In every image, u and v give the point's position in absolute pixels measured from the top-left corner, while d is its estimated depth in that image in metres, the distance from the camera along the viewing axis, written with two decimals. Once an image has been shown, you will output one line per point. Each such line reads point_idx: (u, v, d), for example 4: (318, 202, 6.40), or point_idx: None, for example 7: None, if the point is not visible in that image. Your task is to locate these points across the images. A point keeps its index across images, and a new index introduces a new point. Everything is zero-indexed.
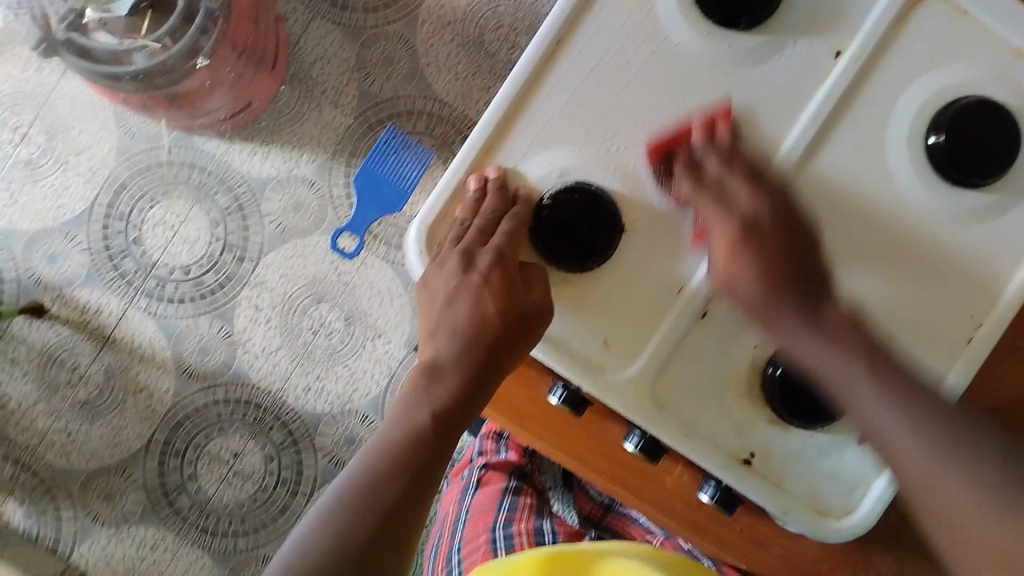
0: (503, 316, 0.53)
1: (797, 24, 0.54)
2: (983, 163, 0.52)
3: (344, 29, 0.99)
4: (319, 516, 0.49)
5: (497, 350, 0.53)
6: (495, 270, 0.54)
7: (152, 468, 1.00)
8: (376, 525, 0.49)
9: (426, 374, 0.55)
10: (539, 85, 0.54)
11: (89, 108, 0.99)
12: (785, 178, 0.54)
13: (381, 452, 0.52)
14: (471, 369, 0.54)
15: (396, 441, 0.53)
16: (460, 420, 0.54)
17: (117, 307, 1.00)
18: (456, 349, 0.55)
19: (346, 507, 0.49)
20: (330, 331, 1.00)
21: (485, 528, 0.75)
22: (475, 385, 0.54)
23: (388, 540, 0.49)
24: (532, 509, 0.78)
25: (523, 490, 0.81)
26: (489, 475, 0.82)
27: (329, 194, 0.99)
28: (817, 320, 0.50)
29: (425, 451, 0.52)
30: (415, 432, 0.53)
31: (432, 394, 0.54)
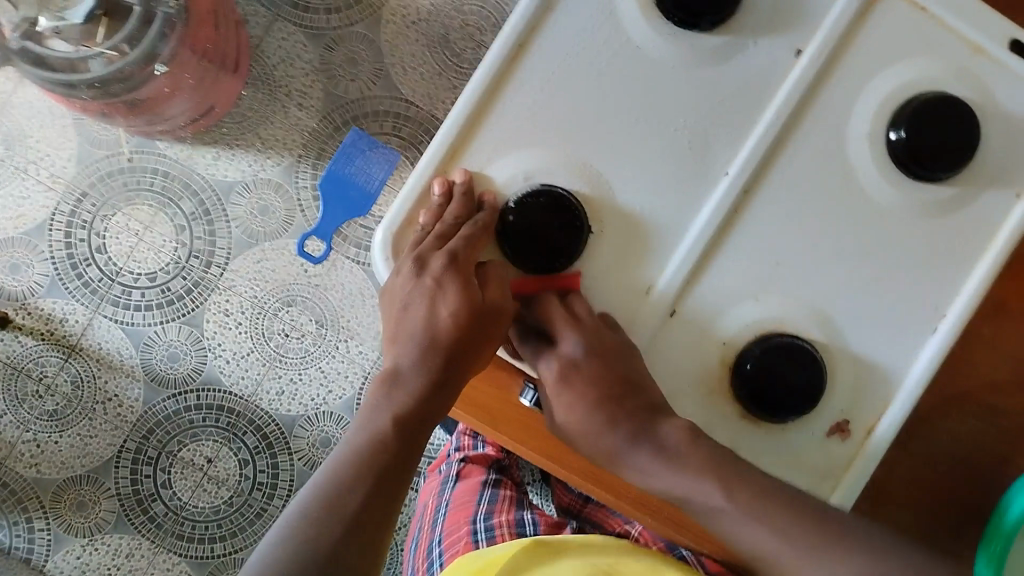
0: (464, 319, 0.53)
1: (757, 25, 0.55)
2: (934, 161, 0.53)
3: (306, 30, 0.98)
4: (288, 524, 0.49)
5: (457, 353, 0.54)
6: (450, 276, 0.54)
7: (124, 476, 0.99)
8: (345, 529, 0.49)
9: (387, 381, 0.55)
10: (503, 89, 0.55)
11: (47, 116, 0.98)
12: (749, 175, 0.55)
13: (346, 460, 0.52)
14: (429, 374, 0.55)
15: (360, 448, 0.53)
16: (424, 423, 0.55)
17: (82, 315, 0.98)
18: (416, 352, 0.55)
19: (315, 514, 0.49)
20: (302, 334, 1.00)
21: (464, 520, 0.77)
22: (436, 390, 0.55)
23: (361, 543, 0.49)
24: (511, 500, 0.79)
25: (503, 483, 0.82)
26: (468, 469, 0.83)
27: (297, 197, 0.99)
28: (663, 447, 0.53)
29: (389, 456, 0.53)
30: (378, 437, 0.53)
31: (394, 399, 0.55)
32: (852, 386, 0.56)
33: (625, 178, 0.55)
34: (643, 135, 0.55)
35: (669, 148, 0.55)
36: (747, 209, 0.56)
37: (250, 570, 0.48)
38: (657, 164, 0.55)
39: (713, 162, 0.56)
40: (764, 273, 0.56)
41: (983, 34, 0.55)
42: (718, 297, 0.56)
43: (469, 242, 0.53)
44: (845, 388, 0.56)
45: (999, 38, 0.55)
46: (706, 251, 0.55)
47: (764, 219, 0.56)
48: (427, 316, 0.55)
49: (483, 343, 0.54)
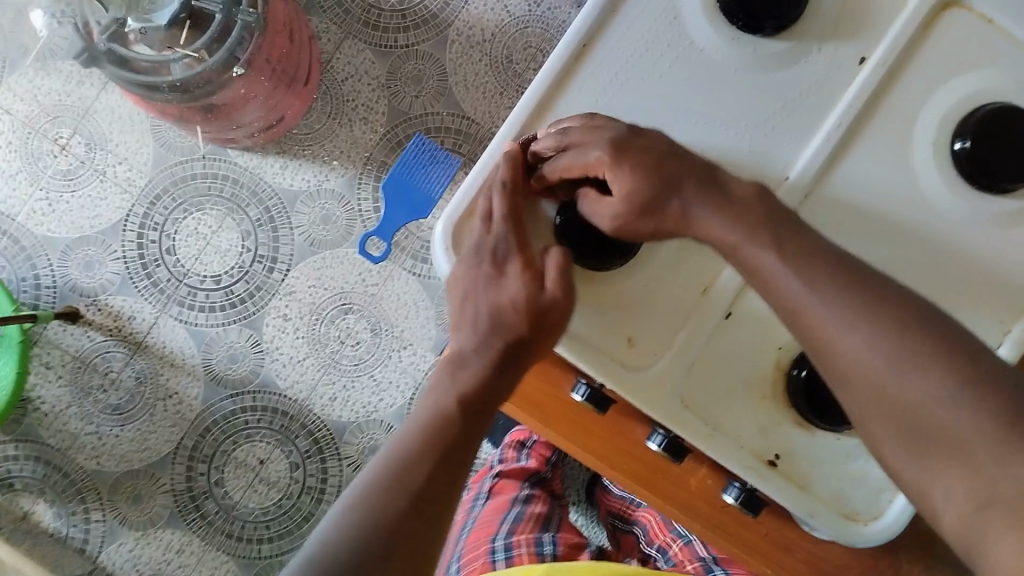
0: (524, 311, 0.52)
1: (824, 26, 0.53)
2: (1001, 166, 0.50)
3: (375, 47, 1.02)
4: (354, 497, 0.50)
5: (522, 347, 0.53)
6: (513, 258, 0.53)
7: (179, 472, 1.02)
8: (408, 508, 0.50)
9: (453, 362, 0.55)
10: (566, 90, 0.54)
11: (128, 122, 1.02)
12: (811, 181, 0.53)
13: (410, 438, 0.53)
14: (493, 358, 0.54)
15: (422, 429, 0.53)
16: (489, 405, 0.54)
17: (149, 314, 1.02)
18: (478, 340, 0.54)
19: (378, 490, 0.50)
20: (357, 341, 1.02)
21: (486, 539, 0.77)
22: (499, 374, 0.54)
23: (422, 517, 0.50)
24: (535, 521, 0.80)
25: (533, 499, 0.83)
26: (503, 483, 0.85)
27: (358, 207, 1.02)
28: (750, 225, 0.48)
29: (453, 435, 0.53)
30: (440, 419, 0.53)
31: (456, 382, 0.54)
32: None
33: None
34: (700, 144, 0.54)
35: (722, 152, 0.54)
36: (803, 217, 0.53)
37: (316, 541, 0.49)
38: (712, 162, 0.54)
39: (771, 162, 0.54)
40: None
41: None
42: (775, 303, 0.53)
43: (522, 230, 0.53)
44: None
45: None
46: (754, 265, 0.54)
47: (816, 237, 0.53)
48: (491, 302, 0.53)
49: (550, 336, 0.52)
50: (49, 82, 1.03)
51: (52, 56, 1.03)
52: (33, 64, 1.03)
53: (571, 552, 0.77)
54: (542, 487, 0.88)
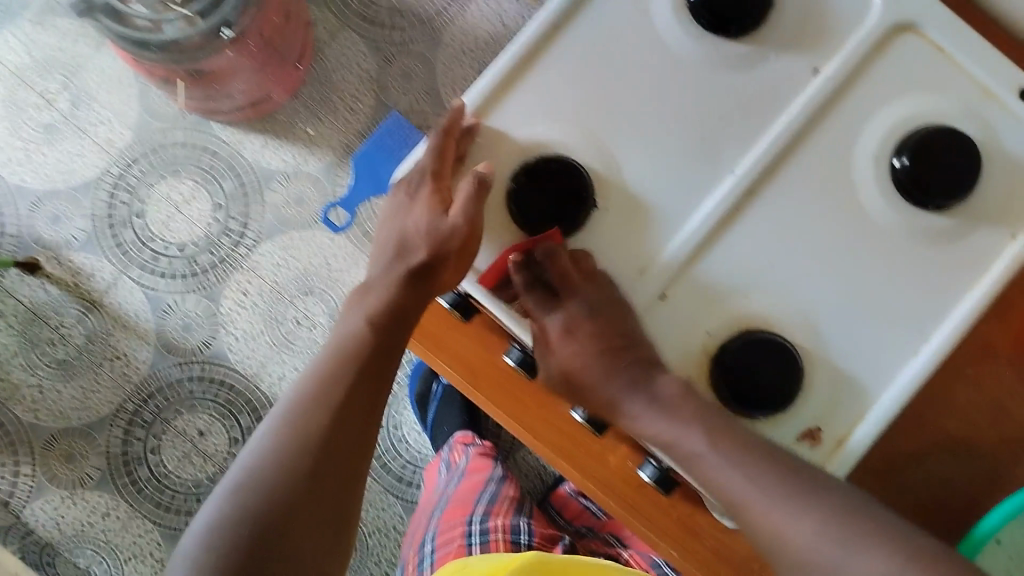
0: (427, 233, 0.54)
1: (780, 37, 0.54)
2: (935, 183, 0.52)
3: (368, 42, 1.04)
4: (282, 413, 0.52)
5: (426, 270, 0.55)
6: (428, 187, 0.54)
7: (116, 435, 1.01)
8: (335, 417, 0.52)
9: (360, 294, 0.58)
10: (534, 68, 0.54)
11: (117, 83, 1.04)
12: (754, 178, 0.54)
13: (328, 359, 0.55)
14: (396, 282, 0.56)
15: (342, 347, 0.56)
16: (400, 328, 0.56)
17: (109, 274, 1.02)
18: (387, 264, 0.58)
19: (303, 407, 0.52)
20: (313, 324, 1.02)
21: (461, 519, 0.79)
22: (406, 296, 0.56)
23: (345, 429, 0.52)
24: (510, 504, 0.83)
25: (506, 481, 0.87)
26: (476, 464, 0.88)
27: (333, 193, 1.03)
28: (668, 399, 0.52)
29: (366, 353, 0.55)
30: (355, 339, 0.56)
31: (365, 308, 0.57)
32: (830, 395, 0.53)
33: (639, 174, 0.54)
34: (652, 135, 0.54)
35: (677, 144, 0.54)
36: (747, 212, 0.54)
37: (247, 458, 0.51)
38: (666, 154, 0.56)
39: (721, 162, 0.54)
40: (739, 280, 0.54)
41: (987, 80, 0.54)
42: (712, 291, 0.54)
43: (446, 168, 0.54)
44: (818, 400, 0.53)
45: (1004, 84, 0.54)
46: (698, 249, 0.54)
47: (755, 238, 0.54)
48: (401, 227, 0.57)
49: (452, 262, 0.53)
50: (43, 36, 1.04)
51: (49, 12, 1.04)
52: (30, 17, 1.04)
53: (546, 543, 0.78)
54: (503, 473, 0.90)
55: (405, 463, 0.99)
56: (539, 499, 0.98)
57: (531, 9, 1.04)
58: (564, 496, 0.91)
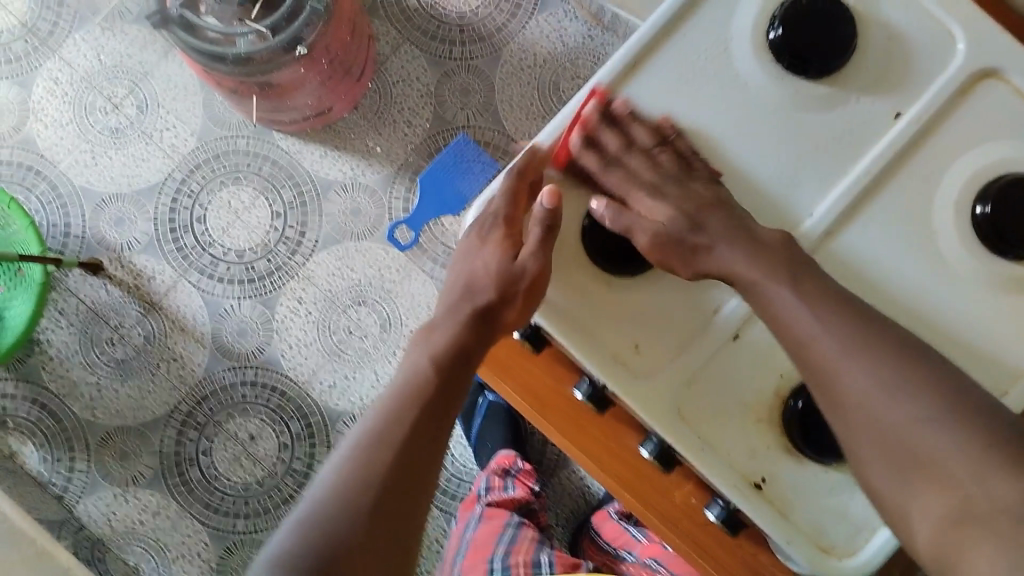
0: (495, 275, 0.55)
1: (865, 77, 0.56)
2: (1011, 232, 0.52)
3: (428, 56, 1.05)
4: (343, 455, 0.50)
5: (491, 310, 0.56)
6: (496, 231, 0.57)
7: (169, 436, 1.03)
8: (399, 460, 0.50)
9: (423, 332, 0.57)
10: (612, 104, 0.57)
11: (183, 90, 1.06)
12: (834, 220, 0.55)
13: (391, 400, 0.53)
14: (463, 320, 0.56)
15: (404, 386, 0.53)
16: (466, 367, 0.55)
17: (169, 277, 1.04)
18: (452, 304, 0.58)
19: (366, 450, 0.50)
20: (364, 334, 1.03)
21: (484, 559, 0.79)
22: (472, 338, 0.55)
23: (410, 472, 0.50)
24: (531, 542, 0.82)
25: (526, 524, 0.85)
26: (493, 510, 0.87)
27: (389, 205, 1.04)
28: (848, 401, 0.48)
29: (431, 392, 0.53)
30: (417, 379, 0.53)
31: (429, 343, 0.55)
32: None
33: None
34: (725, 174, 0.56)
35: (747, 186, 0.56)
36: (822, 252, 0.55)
37: (306, 507, 0.48)
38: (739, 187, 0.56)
39: (799, 199, 0.55)
40: None
41: None
42: None
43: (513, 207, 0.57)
44: None
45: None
46: None
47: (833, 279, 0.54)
48: (469, 268, 0.58)
49: (518, 301, 0.54)
50: (113, 42, 1.07)
51: (121, 18, 1.07)
52: (101, 23, 1.07)
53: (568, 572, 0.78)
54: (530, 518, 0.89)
55: (449, 477, 1.00)
56: (582, 519, 0.98)
57: (591, 29, 1.05)
58: (605, 518, 0.90)
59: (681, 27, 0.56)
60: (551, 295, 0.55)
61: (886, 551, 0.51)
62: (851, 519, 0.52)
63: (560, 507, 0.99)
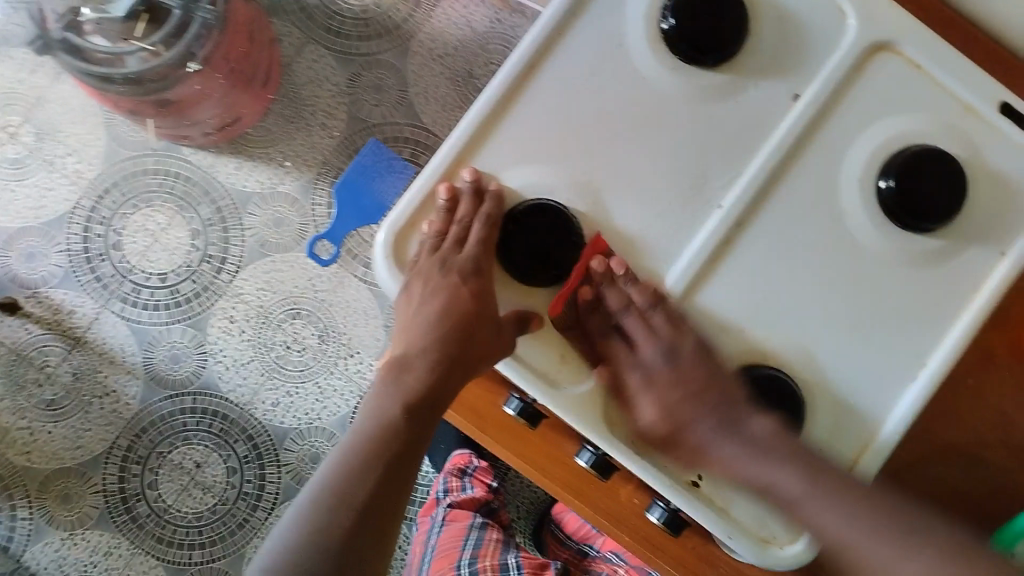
0: (464, 320, 0.54)
1: (759, 62, 0.57)
2: (924, 207, 0.54)
3: (336, 54, 1.02)
4: (302, 509, 0.51)
5: (461, 358, 0.54)
6: (469, 281, 0.56)
7: (112, 473, 0.99)
8: (357, 519, 0.50)
9: (396, 367, 0.56)
10: (513, 109, 0.56)
11: (81, 113, 1.01)
12: (741, 211, 0.56)
13: (357, 448, 0.53)
14: (434, 362, 0.55)
15: (371, 433, 0.53)
16: (434, 412, 0.55)
17: (91, 310, 1.00)
18: (423, 341, 0.56)
19: (325, 506, 0.50)
20: (303, 347, 1.01)
21: (451, 566, 0.79)
22: (439, 383, 0.55)
23: (367, 531, 0.50)
24: (497, 545, 0.82)
25: (489, 525, 0.84)
26: (455, 512, 0.86)
27: (312, 212, 1.01)
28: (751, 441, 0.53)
29: (397, 441, 0.53)
30: (386, 428, 0.53)
31: (400, 384, 0.55)
32: (826, 428, 0.56)
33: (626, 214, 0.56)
34: (630, 171, 0.56)
35: (657, 184, 0.56)
36: (737, 243, 0.56)
37: (262, 563, 0.49)
38: (648, 182, 0.56)
39: (708, 195, 0.56)
40: (737, 310, 0.56)
41: (975, 97, 0.56)
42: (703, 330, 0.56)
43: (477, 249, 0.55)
44: (822, 423, 0.56)
45: (983, 106, 0.56)
46: (694, 278, 0.56)
47: (748, 265, 0.56)
48: (432, 305, 0.56)
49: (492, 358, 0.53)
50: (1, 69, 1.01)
51: (6, 43, 1.01)
52: None
53: (536, 572, 0.79)
54: (493, 518, 0.89)
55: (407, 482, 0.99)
56: (541, 509, 0.98)
57: (500, 11, 1.02)
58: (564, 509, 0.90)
59: (573, 24, 0.56)
60: (522, 348, 0.55)
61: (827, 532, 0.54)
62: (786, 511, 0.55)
63: (519, 499, 0.99)
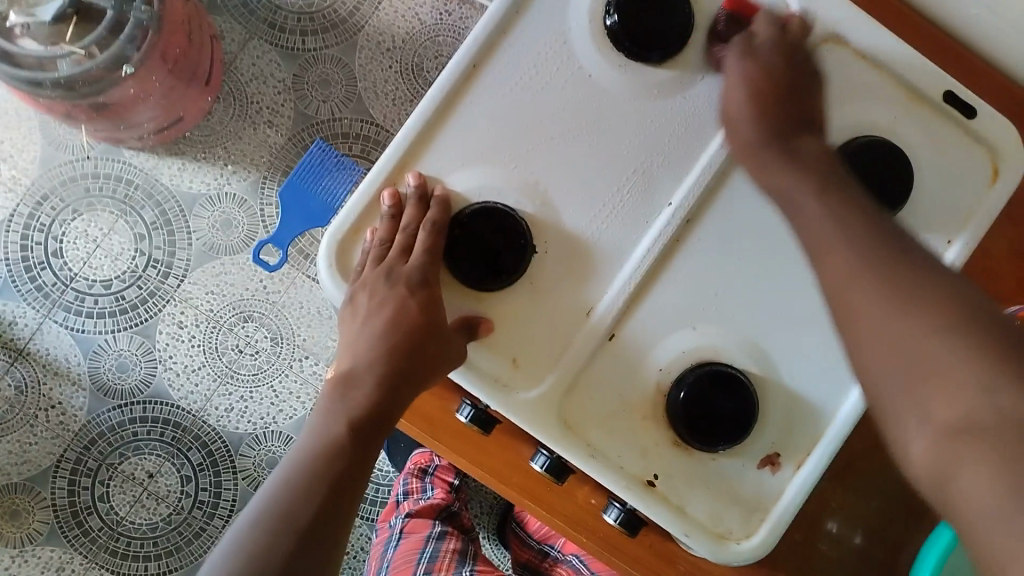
0: (412, 334, 0.53)
1: (706, 56, 0.56)
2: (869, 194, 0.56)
3: (280, 50, 0.99)
4: (243, 533, 0.49)
5: (409, 373, 0.54)
6: (417, 294, 0.54)
7: (61, 487, 0.97)
8: (301, 542, 0.48)
9: (342, 382, 0.55)
10: (457, 109, 0.55)
11: (13, 117, 0.97)
12: (691, 208, 0.56)
13: (302, 468, 0.51)
14: (380, 378, 0.54)
15: (316, 452, 0.52)
16: (381, 428, 0.54)
17: (32, 320, 0.97)
18: (371, 357, 0.55)
19: (268, 529, 0.49)
20: (256, 351, 0.99)
21: None
22: (386, 399, 0.54)
23: (311, 553, 0.49)
24: (452, 557, 0.81)
25: (447, 535, 0.83)
26: (414, 522, 0.84)
27: (261, 212, 0.99)
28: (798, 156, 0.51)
29: (344, 460, 0.52)
30: (332, 447, 0.52)
31: (347, 401, 0.54)
32: (781, 422, 0.55)
33: (578, 213, 0.55)
34: (580, 169, 0.55)
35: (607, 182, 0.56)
36: (687, 240, 0.56)
37: None
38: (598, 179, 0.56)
39: (657, 190, 0.56)
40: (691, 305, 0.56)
41: (922, 85, 0.57)
42: (655, 328, 0.55)
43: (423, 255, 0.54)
44: (779, 415, 0.55)
45: (925, 92, 0.57)
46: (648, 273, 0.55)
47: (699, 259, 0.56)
48: (380, 319, 0.55)
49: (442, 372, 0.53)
50: None
51: None
52: None
53: None
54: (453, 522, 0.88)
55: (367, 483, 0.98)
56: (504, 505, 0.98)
57: (448, 3, 1.00)
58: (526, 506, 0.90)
59: (516, 21, 0.55)
60: (473, 356, 0.54)
61: (781, 527, 0.54)
62: (743, 505, 0.55)
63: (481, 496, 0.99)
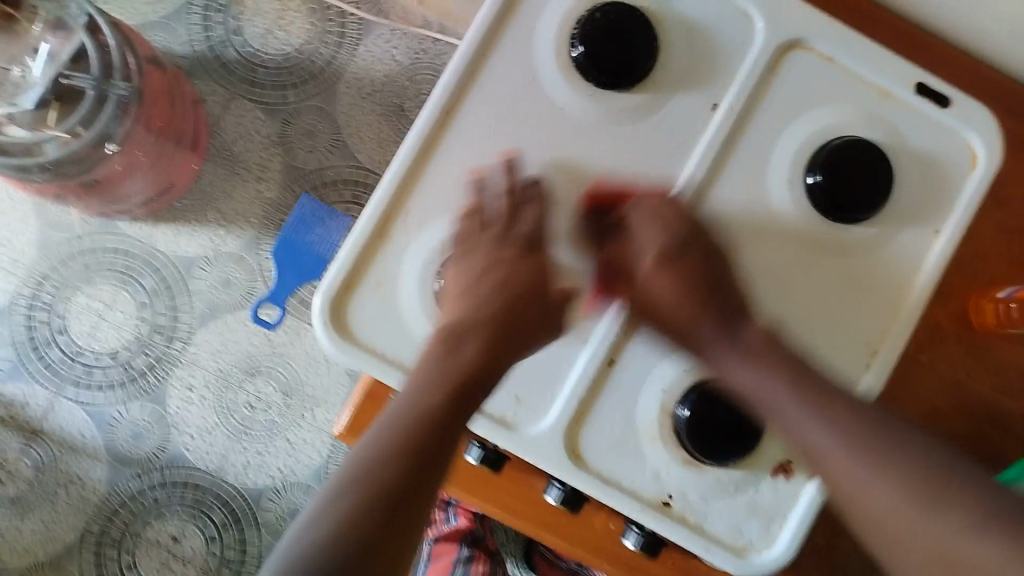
0: (505, 309, 0.55)
1: (674, 76, 0.57)
2: (857, 197, 0.55)
3: (262, 107, 1.01)
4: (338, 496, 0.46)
5: (507, 347, 0.54)
6: (491, 272, 0.55)
7: (88, 560, 0.97)
8: (390, 515, 0.46)
9: (448, 341, 0.52)
10: (433, 159, 0.56)
11: (8, 201, 0.99)
12: None
13: (397, 432, 0.48)
14: (481, 347, 0.53)
15: (416, 415, 0.49)
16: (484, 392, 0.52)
17: (44, 399, 0.98)
18: (477, 326, 0.54)
19: (367, 492, 0.46)
20: (267, 405, 0.99)
21: None
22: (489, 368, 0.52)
23: (404, 523, 0.47)
24: None
25: (475, 558, 0.85)
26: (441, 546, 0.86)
27: (258, 267, 1.00)
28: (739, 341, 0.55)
29: (445, 425, 0.49)
30: (434, 412, 0.49)
31: (446, 366, 0.51)
32: None
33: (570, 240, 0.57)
34: (562, 199, 0.56)
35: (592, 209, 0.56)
36: None
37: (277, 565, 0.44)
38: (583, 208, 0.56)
39: None
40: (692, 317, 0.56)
41: (889, 83, 0.58)
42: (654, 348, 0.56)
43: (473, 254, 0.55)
44: None
45: (896, 85, 0.57)
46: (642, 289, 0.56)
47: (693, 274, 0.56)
48: (471, 291, 0.55)
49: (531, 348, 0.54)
50: None
51: None
52: None
53: None
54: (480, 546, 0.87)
55: None
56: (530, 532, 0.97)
57: (422, 42, 1.02)
58: None
59: (483, 65, 0.56)
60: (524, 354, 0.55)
61: (798, 539, 0.55)
62: (761, 515, 0.55)
63: None
